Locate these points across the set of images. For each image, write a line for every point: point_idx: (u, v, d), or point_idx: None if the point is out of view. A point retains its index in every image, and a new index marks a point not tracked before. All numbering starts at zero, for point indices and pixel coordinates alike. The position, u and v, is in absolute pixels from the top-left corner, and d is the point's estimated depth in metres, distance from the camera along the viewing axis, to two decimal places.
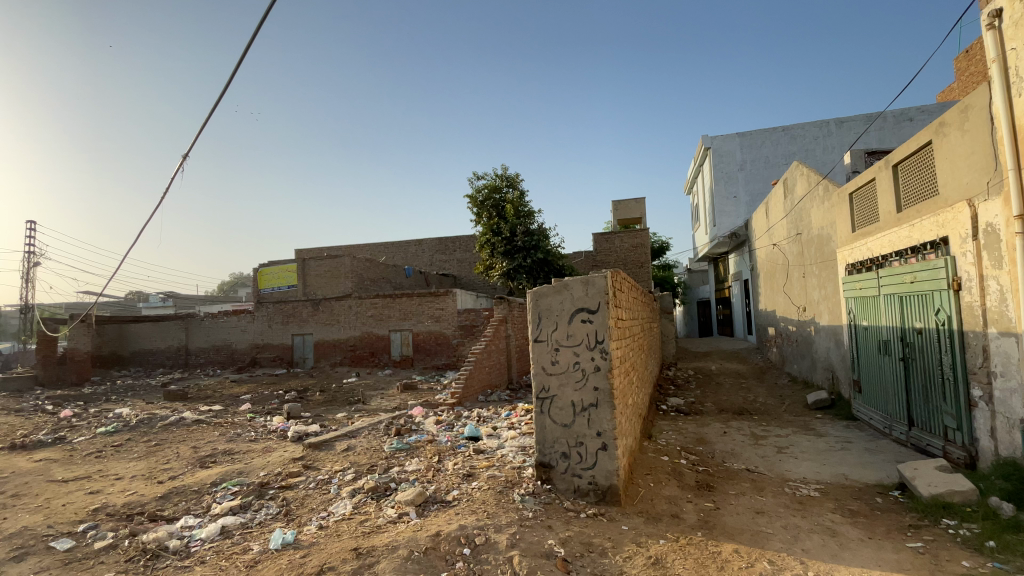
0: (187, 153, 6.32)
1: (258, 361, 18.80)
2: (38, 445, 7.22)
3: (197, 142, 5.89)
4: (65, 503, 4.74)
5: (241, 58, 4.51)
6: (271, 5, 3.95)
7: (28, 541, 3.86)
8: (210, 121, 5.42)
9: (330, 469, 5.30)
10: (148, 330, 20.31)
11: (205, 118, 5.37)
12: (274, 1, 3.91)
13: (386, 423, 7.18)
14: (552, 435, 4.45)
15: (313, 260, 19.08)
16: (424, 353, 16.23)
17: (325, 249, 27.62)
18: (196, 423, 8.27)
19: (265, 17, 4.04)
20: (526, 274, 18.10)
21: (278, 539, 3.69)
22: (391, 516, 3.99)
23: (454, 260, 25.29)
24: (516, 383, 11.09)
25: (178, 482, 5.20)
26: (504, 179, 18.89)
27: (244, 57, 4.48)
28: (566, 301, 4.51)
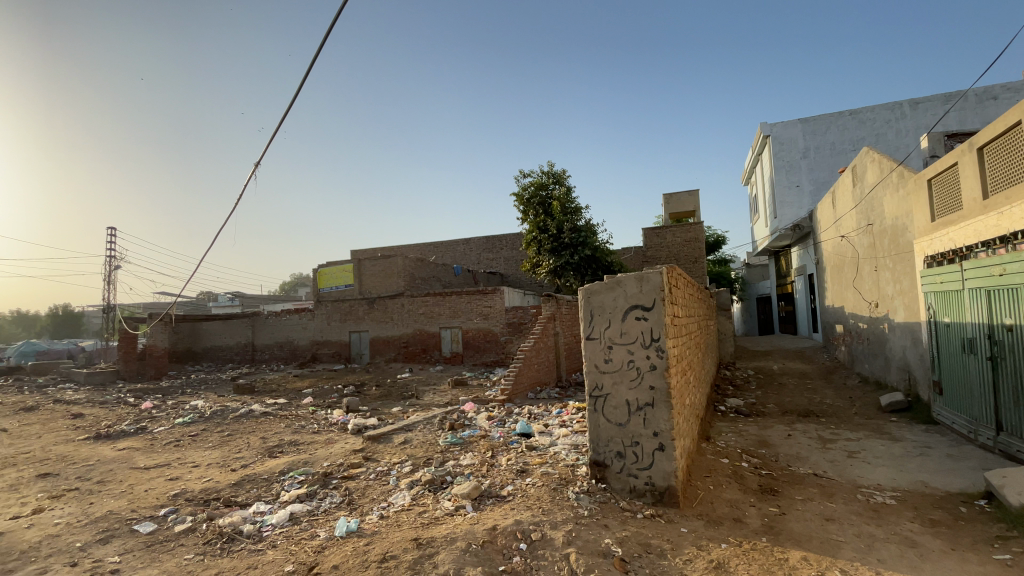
0: (257, 164, 6.73)
1: (318, 357, 19.72)
2: (125, 434, 7.89)
3: (266, 154, 6.30)
4: (150, 488, 5.16)
5: (306, 73, 4.77)
6: (333, 21, 4.15)
7: (115, 524, 4.22)
8: (277, 134, 5.78)
9: (389, 461, 5.49)
10: (219, 327, 21.75)
11: (274, 132, 5.74)
12: (335, 18, 4.11)
13: (440, 418, 7.35)
14: (607, 434, 4.40)
15: (367, 260, 19.80)
16: (474, 350, 16.47)
17: (377, 250, 28.59)
18: (263, 415, 8.79)
19: (327, 33, 4.26)
20: (574, 271, 17.96)
21: (342, 526, 3.86)
22: (448, 508, 4.08)
23: (501, 258, 25.48)
24: (566, 381, 11.04)
25: (249, 470, 5.54)
26: (550, 176, 18.82)
27: (308, 72, 4.73)
28: (619, 298, 4.44)
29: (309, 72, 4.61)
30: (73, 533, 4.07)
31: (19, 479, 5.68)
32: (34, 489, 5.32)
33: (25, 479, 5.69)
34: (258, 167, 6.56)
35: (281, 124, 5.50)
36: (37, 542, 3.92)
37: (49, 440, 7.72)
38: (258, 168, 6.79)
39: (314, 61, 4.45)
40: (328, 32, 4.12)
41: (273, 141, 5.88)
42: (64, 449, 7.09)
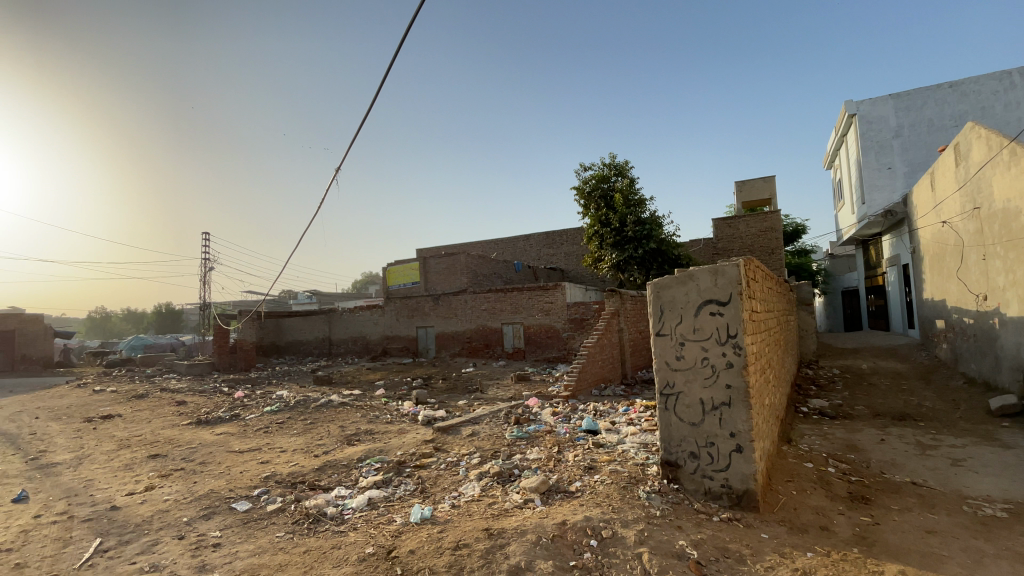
0: (336, 170, 7.12)
1: (388, 352, 20.62)
2: (221, 420, 8.68)
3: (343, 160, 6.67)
4: (244, 470, 5.65)
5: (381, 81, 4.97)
6: (406, 30, 4.30)
7: (217, 502, 4.66)
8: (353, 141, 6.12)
9: (458, 452, 5.65)
10: (300, 323, 23.31)
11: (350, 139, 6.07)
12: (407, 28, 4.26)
13: (506, 412, 7.44)
14: (679, 433, 4.26)
15: (432, 258, 20.43)
16: (536, 346, 16.50)
17: (441, 248, 29.40)
18: (341, 405, 9.33)
19: (401, 42, 4.42)
20: (638, 265, 17.53)
21: (417, 513, 4.01)
22: (517, 501, 4.13)
23: (562, 253, 25.35)
24: (631, 377, 10.81)
25: (330, 457, 5.89)
26: (612, 168, 18.46)
27: (383, 80, 4.95)
28: (691, 292, 4.28)
29: (387, 74, 4.88)
30: (181, 509, 4.53)
31: (135, 459, 6.39)
32: (147, 468, 5.96)
33: (141, 458, 6.40)
34: (337, 173, 6.92)
35: (359, 130, 5.79)
36: (153, 516, 4.40)
37: (159, 424, 8.64)
38: (336, 174, 7.20)
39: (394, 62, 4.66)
40: (405, 34, 4.27)
41: (350, 147, 6.20)
42: (171, 432, 7.90)
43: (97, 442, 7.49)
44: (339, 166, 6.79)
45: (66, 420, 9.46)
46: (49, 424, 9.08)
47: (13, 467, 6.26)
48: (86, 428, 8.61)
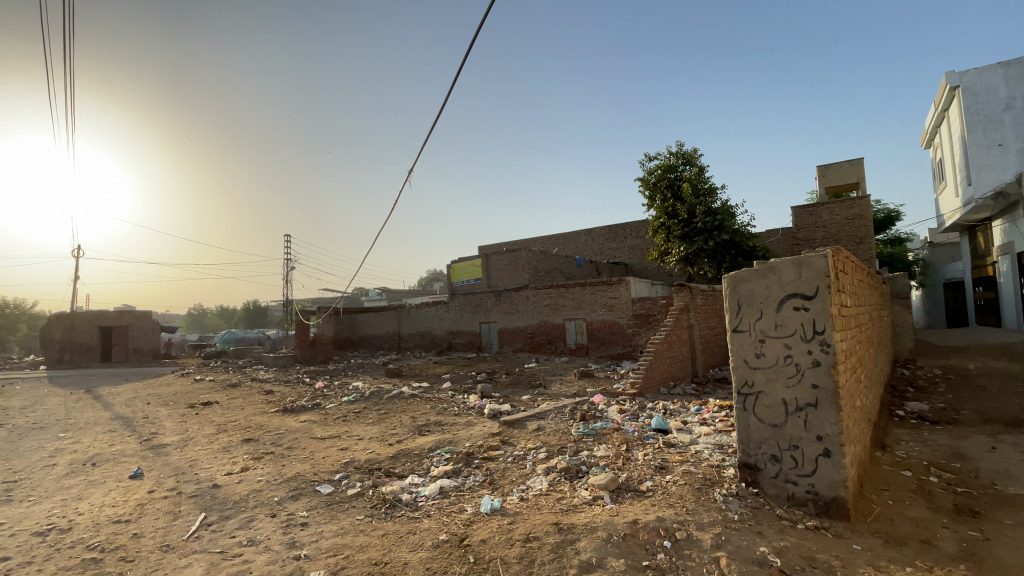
0: (409, 172, 7.43)
1: (453, 346, 21.17)
2: (305, 408, 9.33)
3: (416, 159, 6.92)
4: (325, 456, 6.03)
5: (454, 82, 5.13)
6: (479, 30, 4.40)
7: (303, 485, 5.01)
8: (426, 141, 6.34)
9: (525, 446, 5.69)
10: (371, 319, 24.50)
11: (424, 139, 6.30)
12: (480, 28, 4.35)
13: (571, 408, 7.40)
14: (759, 435, 4.04)
15: (494, 255, 20.68)
16: (599, 342, 16.28)
17: (503, 245, 29.73)
18: (411, 396, 9.72)
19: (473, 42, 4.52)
20: (708, 258, 16.77)
21: (487, 504, 4.10)
22: (585, 497, 4.10)
23: (626, 247, 24.80)
24: (702, 376, 10.38)
25: (402, 446, 6.16)
26: (679, 157, 17.80)
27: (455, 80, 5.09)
28: (773, 286, 4.04)
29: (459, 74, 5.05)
30: (272, 489, 4.92)
31: (232, 442, 7.02)
32: (242, 451, 6.53)
33: (236, 442, 7.02)
34: (410, 173, 7.19)
35: (432, 131, 5.99)
36: (248, 495, 4.81)
37: (250, 411, 9.43)
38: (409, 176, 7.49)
39: (459, 74, 4.83)
40: (471, 43, 4.47)
41: (422, 148, 6.42)
42: (260, 419, 8.59)
43: (199, 426, 8.29)
44: (412, 167, 7.05)
45: (173, 405, 10.56)
46: (160, 409, 10.18)
47: (132, 446, 7.07)
48: (189, 413, 9.56)
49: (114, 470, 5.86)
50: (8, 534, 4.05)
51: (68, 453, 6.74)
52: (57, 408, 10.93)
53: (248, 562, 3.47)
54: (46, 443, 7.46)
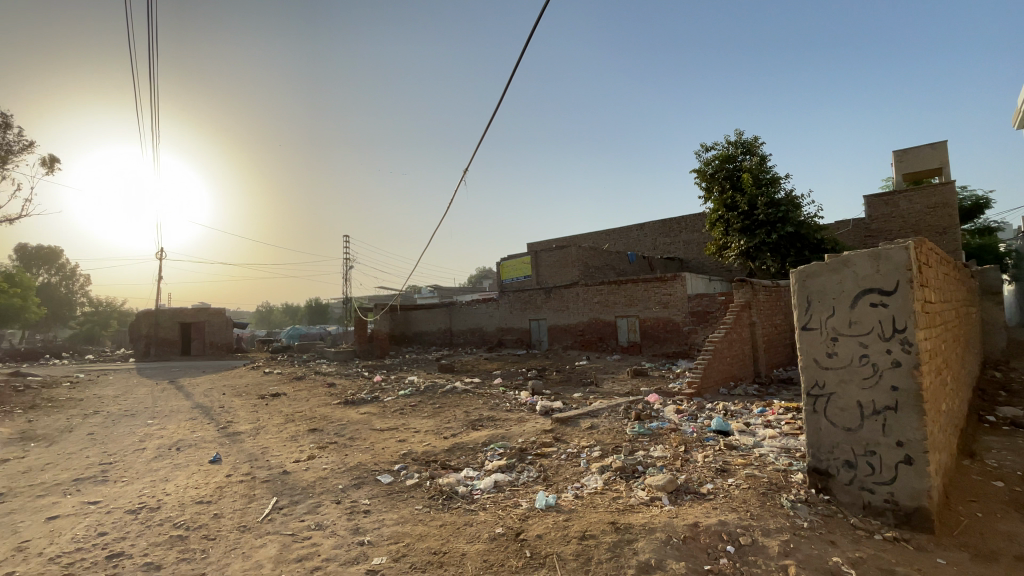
0: (464, 170, 7.58)
1: (503, 343, 21.35)
2: (364, 400, 9.74)
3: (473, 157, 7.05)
4: (384, 447, 6.26)
5: (510, 79, 5.20)
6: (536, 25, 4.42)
7: (365, 474, 5.23)
8: (482, 139, 6.44)
9: (578, 444, 5.65)
10: (424, 316, 25.18)
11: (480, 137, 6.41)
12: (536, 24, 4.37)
13: (626, 407, 7.28)
14: (831, 439, 3.82)
15: (544, 252, 20.63)
16: (653, 340, 15.88)
17: (553, 241, 29.66)
18: (464, 391, 9.92)
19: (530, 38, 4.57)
20: (771, 252, 15.94)
21: (542, 499, 4.11)
22: (643, 497, 4.02)
23: (680, 242, 24.08)
24: (764, 376, 9.91)
25: (457, 440, 6.29)
26: (738, 146, 17.07)
27: (512, 78, 5.17)
28: (846, 280, 3.80)
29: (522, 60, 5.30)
30: (336, 477, 5.18)
31: (299, 431, 7.44)
32: (308, 440, 6.91)
33: (302, 431, 7.44)
34: (465, 171, 7.35)
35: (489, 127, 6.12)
36: (315, 482, 5.08)
37: (314, 402, 9.95)
38: (465, 175, 7.65)
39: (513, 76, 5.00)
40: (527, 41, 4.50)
41: (479, 146, 6.54)
42: (323, 410, 9.04)
43: (269, 415, 8.86)
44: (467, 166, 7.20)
45: (245, 396, 11.33)
46: (234, 399, 10.95)
47: (210, 433, 7.65)
48: (260, 403, 10.24)
49: (195, 455, 6.36)
50: (107, 510, 4.49)
51: (156, 438, 7.40)
52: (146, 396, 12.01)
53: (317, 545, 3.66)
54: (137, 428, 8.21)
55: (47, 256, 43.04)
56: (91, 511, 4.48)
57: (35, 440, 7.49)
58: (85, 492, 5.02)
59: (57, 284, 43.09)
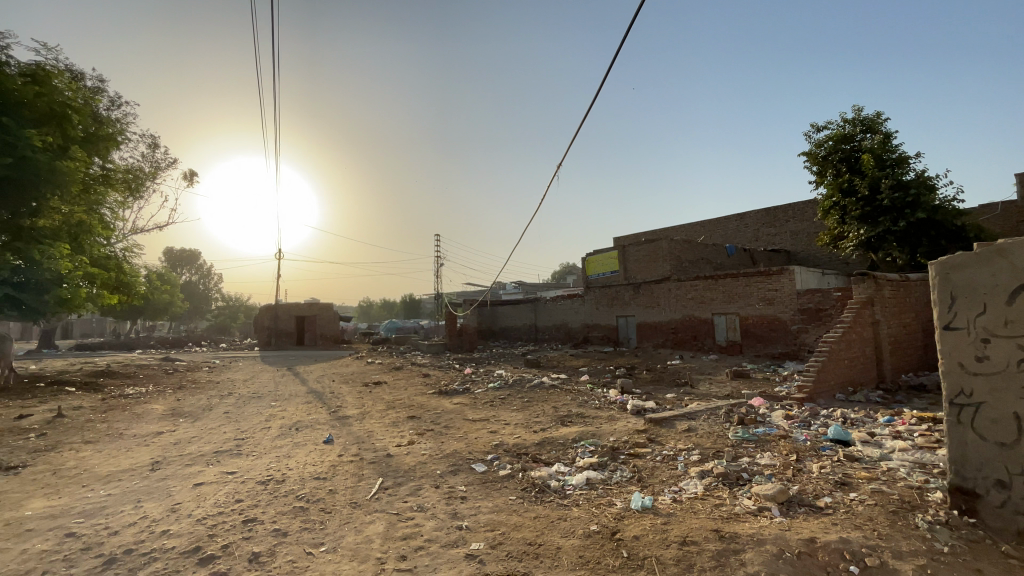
0: (557, 165, 7.55)
1: (590, 339, 21.14)
2: (457, 391, 10.14)
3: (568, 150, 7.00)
4: (478, 437, 6.47)
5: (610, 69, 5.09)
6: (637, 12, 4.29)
7: (460, 462, 5.44)
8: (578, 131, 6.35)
9: (674, 446, 5.42)
10: (511, 311, 25.66)
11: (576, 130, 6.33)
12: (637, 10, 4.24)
13: (726, 410, 6.85)
14: (979, 454, 3.30)
15: (633, 246, 19.91)
16: (755, 339, 14.80)
17: (643, 235, 28.71)
18: (552, 386, 9.95)
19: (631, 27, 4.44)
20: (897, 241, 14.15)
21: (637, 500, 4.01)
22: (749, 506, 3.77)
23: (786, 233, 22.21)
24: (890, 382, 8.84)
25: (548, 434, 6.32)
26: (857, 124, 15.34)
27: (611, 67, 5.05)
28: (1002, 273, 3.26)
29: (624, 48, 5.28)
30: (434, 463, 5.44)
31: (399, 418, 7.93)
32: (407, 426, 7.34)
33: (402, 418, 7.92)
34: (559, 165, 7.33)
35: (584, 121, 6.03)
36: (415, 466, 5.38)
37: (411, 391, 10.55)
38: (558, 171, 7.69)
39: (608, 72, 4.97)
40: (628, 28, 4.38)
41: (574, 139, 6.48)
42: (420, 399, 9.56)
43: (372, 402, 9.56)
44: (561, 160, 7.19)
45: (351, 383, 12.29)
46: (341, 386, 11.96)
47: (323, 416, 8.43)
48: (364, 390, 11.08)
49: (310, 435, 7.02)
50: (241, 480, 5.11)
51: (278, 418, 8.28)
52: (268, 381, 13.52)
53: (419, 526, 3.87)
54: (263, 409, 9.25)
55: (188, 256, 50.08)
56: (229, 480, 5.13)
57: (183, 416, 8.71)
58: (223, 464, 5.73)
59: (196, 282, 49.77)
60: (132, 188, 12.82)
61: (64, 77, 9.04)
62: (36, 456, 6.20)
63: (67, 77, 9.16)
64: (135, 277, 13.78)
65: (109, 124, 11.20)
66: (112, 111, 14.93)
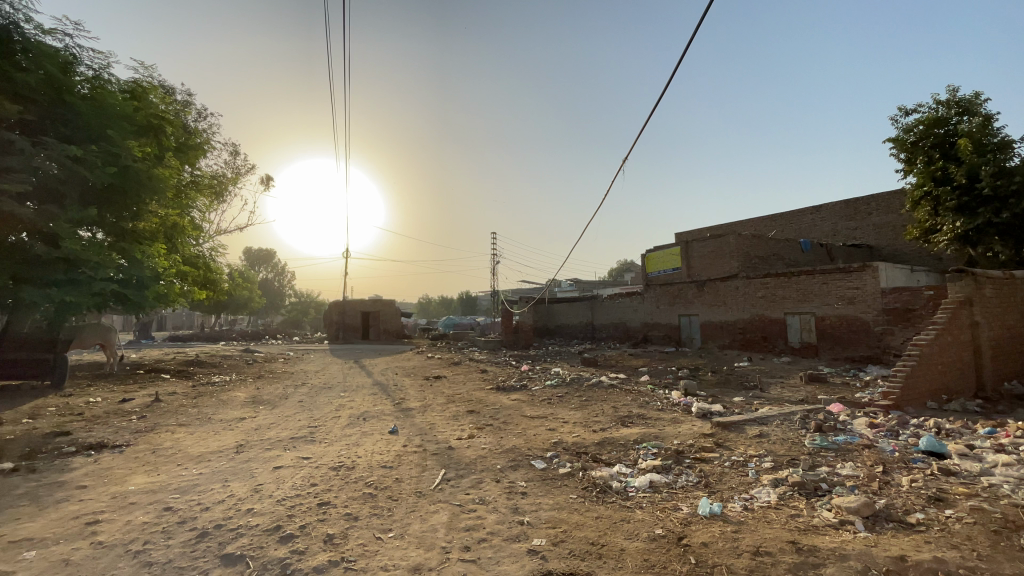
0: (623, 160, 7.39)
1: (650, 339, 20.61)
2: (515, 387, 10.23)
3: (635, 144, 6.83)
4: (536, 433, 6.49)
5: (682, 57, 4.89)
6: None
7: (520, 458, 5.47)
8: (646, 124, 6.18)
9: (745, 452, 5.17)
10: (568, 309, 25.56)
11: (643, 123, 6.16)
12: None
13: (802, 416, 6.43)
14: None
15: (696, 242, 19.12)
16: (833, 341, 13.82)
17: (707, 230, 27.60)
18: (611, 386, 9.79)
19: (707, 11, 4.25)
20: (1000, 234, 12.78)
21: (705, 506, 3.86)
22: (829, 519, 3.52)
23: (868, 226, 20.57)
24: (993, 391, 7.96)
25: (608, 434, 6.22)
26: (953, 106, 13.92)
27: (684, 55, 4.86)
28: None
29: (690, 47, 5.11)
30: (495, 457, 5.52)
31: (459, 412, 8.11)
32: (468, 420, 7.50)
33: (462, 412, 8.09)
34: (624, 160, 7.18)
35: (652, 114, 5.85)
36: (476, 459, 5.49)
37: (470, 386, 10.76)
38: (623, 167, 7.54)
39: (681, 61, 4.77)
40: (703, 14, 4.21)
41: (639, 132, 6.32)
42: (478, 394, 9.72)
43: (432, 395, 9.84)
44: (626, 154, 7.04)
45: (413, 377, 12.71)
46: (403, 379, 12.42)
47: (388, 407, 8.78)
48: (425, 384, 11.43)
49: (376, 425, 7.34)
50: (315, 465, 5.43)
51: (346, 408, 8.72)
52: (337, 372, 14.28)
53: (481, 519, 3.94)
54: (333, 399, 9.78)
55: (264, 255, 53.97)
56: (304, 465, 5.46)
57: (263, 403, 9.38)
58: (298, 450, 6.12)
59: (272, 279, 53.60)
60: (217, 194, 13.91)
61: (158, 92, 9.98)
62: (138, 436, 6.89)
63: (161, 92, 10.09)
64: (219, 274, 15.01)
65: (196, 135, 12.24)
66: (200, 122, 16.32)
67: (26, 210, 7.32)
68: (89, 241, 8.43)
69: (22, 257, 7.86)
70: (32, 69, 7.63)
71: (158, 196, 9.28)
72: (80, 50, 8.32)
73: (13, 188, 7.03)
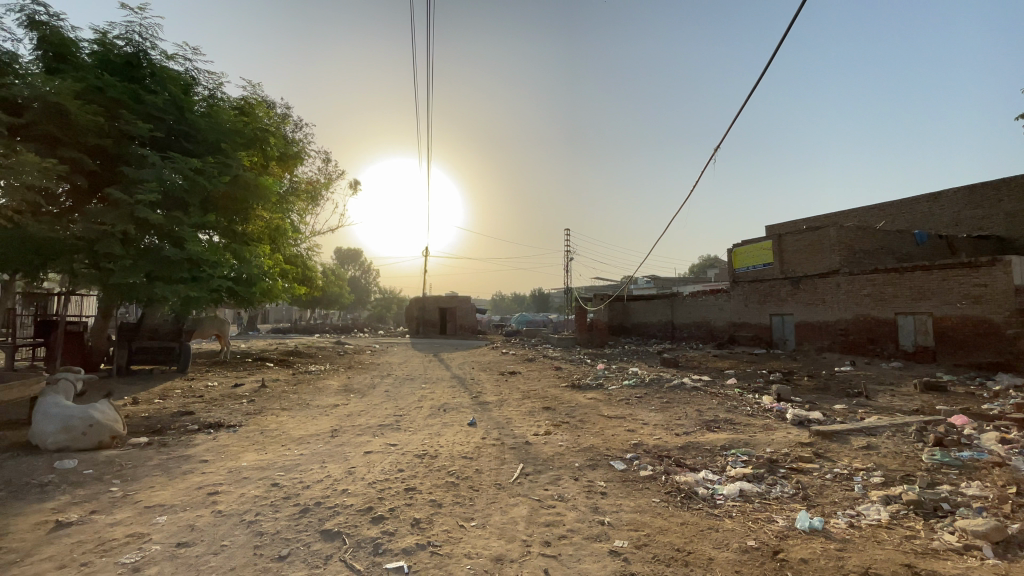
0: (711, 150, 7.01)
1: (736, 339, 19.46)
2: (591, 386, 10.13)
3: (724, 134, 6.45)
4: (615, 434, 6.37)
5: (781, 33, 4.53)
6: None
7: (598, 457, 5.40)
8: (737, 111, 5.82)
9: (849, 464, 4.73)
10: (645, 307, 24.86)
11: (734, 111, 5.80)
12: None
13: (918, 428, 5.75)
14: None
15: (790, 235, 17.46)
16: (955, 346, 12.24)
17: (801, 223, 25.49)
18: (693, 388, 9.37)
19: None
20: None
21: (804, 520, 3.58)
22: (952, 543, 3.14)
23: (1000, 214, 17.94)
24: None
25: (692, 438, 5.96)
26: None
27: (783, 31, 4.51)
28: None
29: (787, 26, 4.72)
30: (573, 455, 5.49)
31: (535, 408, 8.19)
32: (544, 417, 7.53)
33: (538, 408, 8.17)
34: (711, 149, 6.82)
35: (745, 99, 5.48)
36: (554, 456, 5.51)
37: (546, 382, 10.84)
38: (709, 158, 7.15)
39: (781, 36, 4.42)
40: None
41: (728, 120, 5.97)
42: (554, 391, 9.74)
43: (508, 390, 10.01)
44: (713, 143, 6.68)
45: (490, 371, 13.03)
46: (481, 373, 12.77)
47: (466, 399, 9.07)
48: (502, 379, 11.68)
49: (456, 417, 7.61)
50: (401, 452, 5.72)
51: (428, 399, 9.13)
52: (419, 365, 14.97)
53: (561, 515, 3.95)
54: (416, 390, 10.27)
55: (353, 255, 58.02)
56: (391, 451, 5.78)
57: (354, 392, 10.06)
58: (385, 436, 6.49)
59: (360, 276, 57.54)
60: (312, 198, 15.09)
61: (263, 108, 10.99)
62: (248, 418, 7.65)
63: (265, 108, 11.11)
64: (314, 272, 16.27)
65: (294, 145, 13.35)
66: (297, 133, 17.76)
67: (157, 216, 8.31)
68: (207, 244, 9.41)
69: (154, 260, 8.76)
70: (159, 91, 8.80)
71: (263, 202, 10.20)
72: (197, 73, 9.39)
73: (143, 197, 8.04)
